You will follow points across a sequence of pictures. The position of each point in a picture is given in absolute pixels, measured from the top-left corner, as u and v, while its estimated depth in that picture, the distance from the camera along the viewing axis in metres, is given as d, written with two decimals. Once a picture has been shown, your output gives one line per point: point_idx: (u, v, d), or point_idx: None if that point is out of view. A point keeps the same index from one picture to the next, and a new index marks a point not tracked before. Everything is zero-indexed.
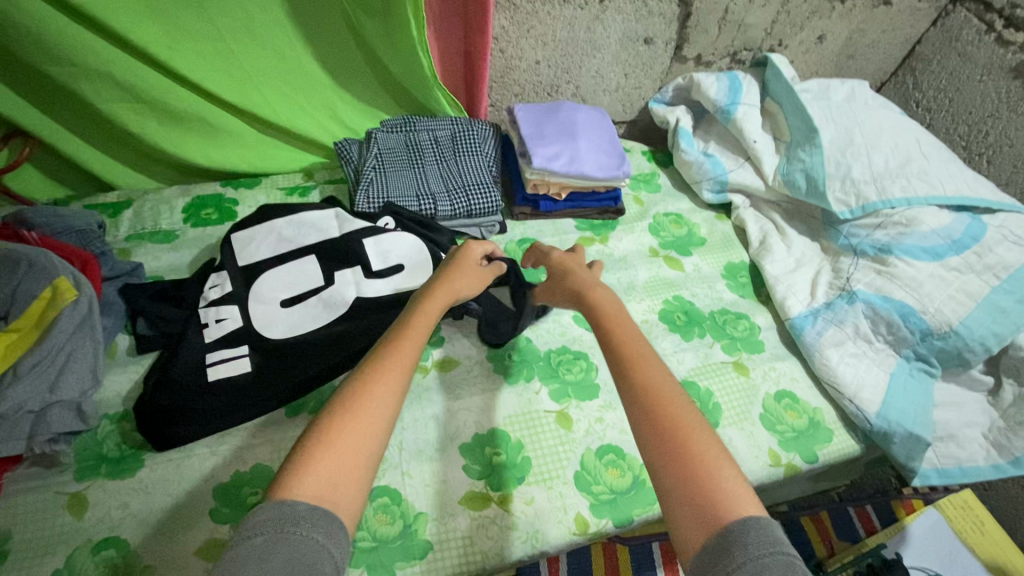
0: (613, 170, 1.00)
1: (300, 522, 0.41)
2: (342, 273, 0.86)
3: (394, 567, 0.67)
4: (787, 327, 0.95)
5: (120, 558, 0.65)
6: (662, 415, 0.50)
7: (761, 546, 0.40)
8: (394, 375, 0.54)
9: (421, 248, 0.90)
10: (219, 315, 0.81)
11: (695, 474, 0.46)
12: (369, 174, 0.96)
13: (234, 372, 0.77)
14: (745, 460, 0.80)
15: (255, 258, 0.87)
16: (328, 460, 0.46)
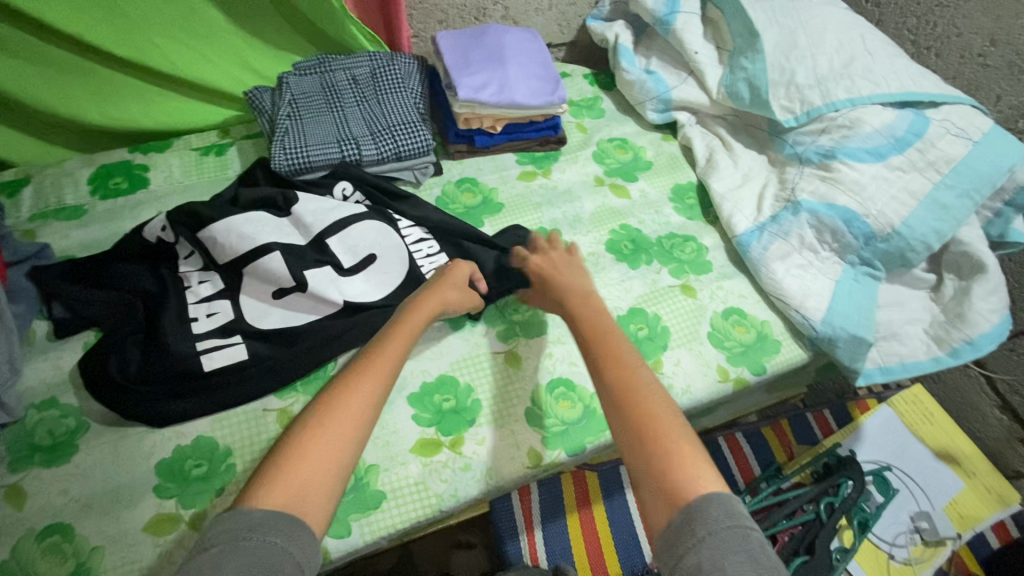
0: (548, 95, 0.93)
1: (256, 531, 0.46)
2: (315, 275, 0.79)
3: (348, 519, 0.67)
4: (734, 245, 0.94)
5: (66, 542, 0.64)
6: (633, 392, 0.57)
7: (722, 519, 0.48)
8: (368, 393, 0.57)
9: (389, 234, 0.86)
10: (210, 309, 0.77)
11: (664, 447, 0.53)
12: (284, 124, 0.89)
13: (227, 362, 0.74)
14: (695, 379, 0.81)
15: (228, 255, 0.79)
16: (302, 473, 0.50)
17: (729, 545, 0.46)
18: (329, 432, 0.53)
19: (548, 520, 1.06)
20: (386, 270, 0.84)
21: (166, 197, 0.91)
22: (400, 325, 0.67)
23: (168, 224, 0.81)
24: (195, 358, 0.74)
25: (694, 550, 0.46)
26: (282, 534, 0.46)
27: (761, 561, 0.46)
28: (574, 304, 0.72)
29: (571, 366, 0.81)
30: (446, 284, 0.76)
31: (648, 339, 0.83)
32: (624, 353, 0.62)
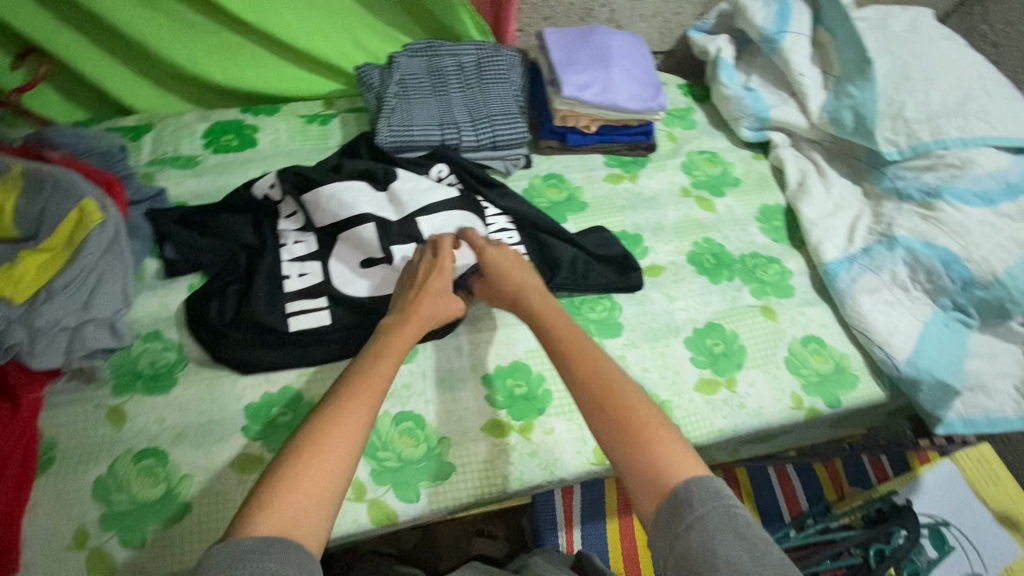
0: (648, 101, 0.94)
1: (248, 559, 0.43)
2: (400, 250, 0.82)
3: (418, 485, 0.70)
4: (820, 272, 0.92)
5: (159, 466, 0.69)
6: (603, 401, 0.56)
7: (706, 502, 0.47)
8: (358, 412, 0.54)
9: (474, 221, 0.87)
10: (302, 269, 0.82)
11: (640, 444, 0.53)
12: (390, 103, 0.92)
13: (311, 322, 0.78)
14: (767, 402, 0.80)
15: (326, 220, 0.83)
16: (292, 496, 0.48)
17: (717, 523, 0.46)
18: (320, 453, 0.50)
19: (588, 521, 1.06)
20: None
21: (272, 158, 0.96)
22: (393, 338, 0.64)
23: (278, 182, 0.86)
24: (282, 317, 0.78)
25: (686, 536, 0.46)
26: (278, 556, 0.44)
27: (749, 535, 0.46)
28: (528, 306, 0.71)
29: (644, 372, 0.81)
30: (433, 290, 0.72)
31: (724, 356, 0.83)
32: (585, 358, 0.61)
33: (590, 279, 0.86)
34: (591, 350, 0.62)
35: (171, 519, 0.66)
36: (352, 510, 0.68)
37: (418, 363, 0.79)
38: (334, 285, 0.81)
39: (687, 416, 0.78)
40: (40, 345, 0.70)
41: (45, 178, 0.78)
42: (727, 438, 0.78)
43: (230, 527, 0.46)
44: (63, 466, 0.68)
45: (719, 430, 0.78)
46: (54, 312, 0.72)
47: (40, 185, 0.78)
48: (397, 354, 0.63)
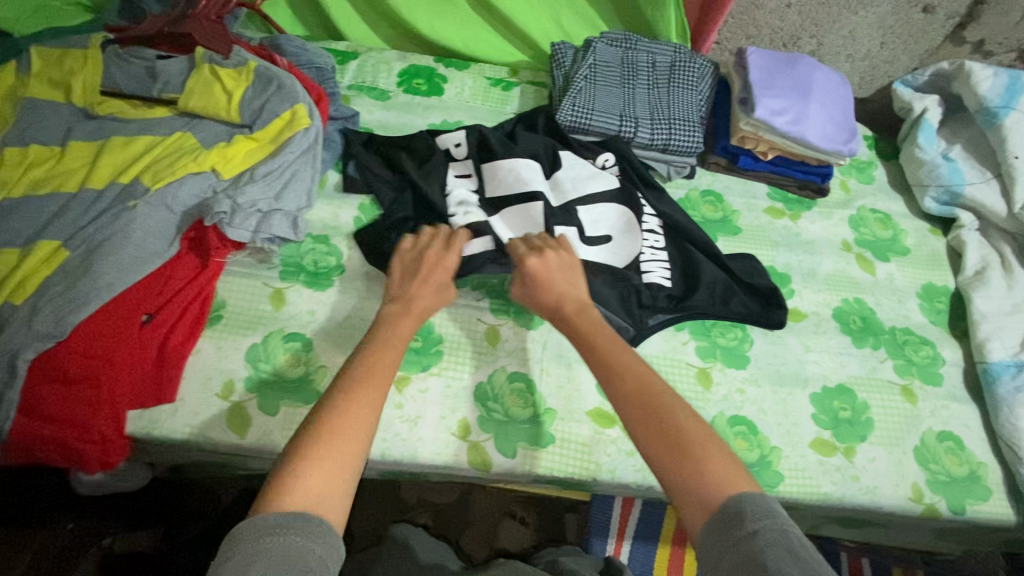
0: (839, 144, 0.90)
1: (275, 534, 0.44)
2: (562, 229, 0.84)
3: (517, 445, 0.73)
4: (977, 370, 0.84)
5: (302, 350, 0.76)
6: (653, 416, 0.55)
7: (760, 518, 0.46)
8: (371, 402, 0.55)
9: (632, 224, 0.87)
10: (466, 210, 0.85)
11: (689, 467, 0.51)
12: (579, 83, 0.94)
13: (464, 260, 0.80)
14: (883, 484, 0.75)
15: (498, 190, 0.88)
16: (315, 474, 0.48)
17: (772, 543, 0.44)
18: (337, 437, 0.51)
19: (639, 539, 1.05)
20: (619, 250, 0.85)
21: (454, 109, 1.02)
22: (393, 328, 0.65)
23: (463, 142, 0.92)
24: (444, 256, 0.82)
25: (735, 550, 0.44)
26: (307, 531, 0.45)
27: (804, 558, 0.43)
28: (573, 317, 0.68)
29: (760, 412, 0.78)
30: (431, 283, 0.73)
31: (848, 423, 0.79)
32: (634, 376, 0.59)
33: (728, 306, 0.83)
34: (638, 364, 0.60)
35: (302, 401, 0.73)
36: (455, 446, 0.72)
37: (542, 334, 0.81)
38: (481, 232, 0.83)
39: (794, 469, 0.75)
40: (236, 220, 0.78)
41: (272, 77, 0.88)
42: (830, 506, 0.74)
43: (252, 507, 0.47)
44: (227, 326, 0.78)
45: (824, 495, 0.74)
46: (253, 195, 0.81)
47: (266, 84, 0.88)
48: (398, 341, 0.64)
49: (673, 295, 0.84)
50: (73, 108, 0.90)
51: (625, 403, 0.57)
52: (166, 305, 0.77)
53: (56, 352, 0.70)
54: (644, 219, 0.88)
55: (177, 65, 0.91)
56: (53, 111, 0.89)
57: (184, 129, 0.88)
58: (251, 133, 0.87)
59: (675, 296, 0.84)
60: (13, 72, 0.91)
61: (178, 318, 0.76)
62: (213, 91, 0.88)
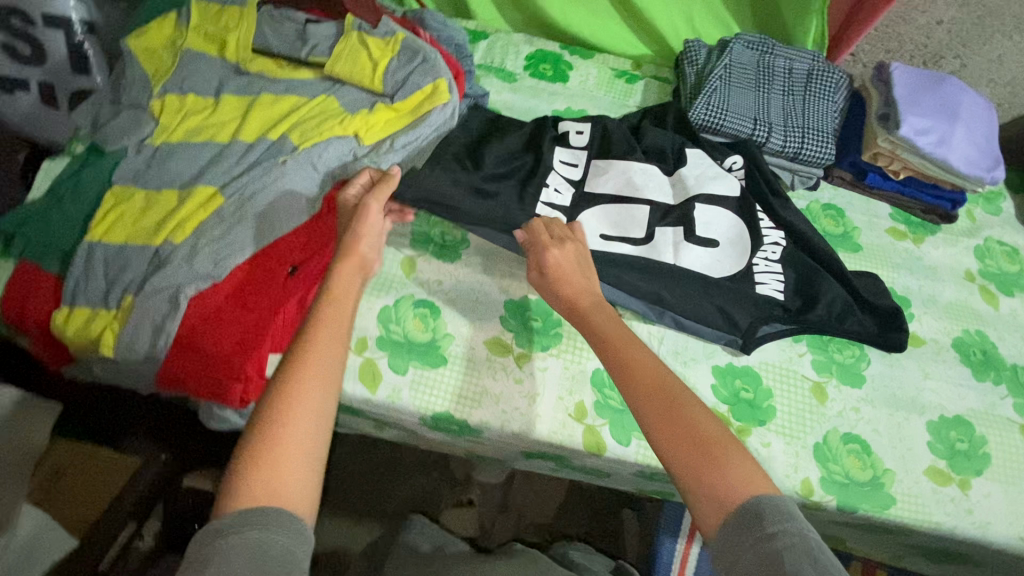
0: (981, 170, 0.87)
1: (230, 532, 0.43)
2: (664, 232, 0.83)
3: (631, 433, 0.75)
4: None
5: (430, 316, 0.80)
6: (671, 421, 0.53)
7: (778, 519, 0.46)
8: (316, 380, 0.51)
9: (743, 233, 0.84)
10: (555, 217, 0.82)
11: (710, 467, 0.50)
12: (714, 83, 0.93)
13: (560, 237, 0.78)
14: (998, 522, 0.74)
15: (606, 187, 0.85)
16: (263, 472, 0.46)
17: (792, 545, 0.45)
18: (281, 430, 0.48)
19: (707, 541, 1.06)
20: (723, 259, 0.82)
21: (578, 98, 1.02)
22: (338, 287, 0.60)
23: (585, 131, 0.90)
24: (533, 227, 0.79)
25: (755, 548, 0.45)
26: (262, 523, 0.44)
27: (817, 560, 0.44)
28: (588, 314, 0.66)
29: (875, 433, 0.77)
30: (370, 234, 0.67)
31: (965, 456, 0.77)
32: (650, 372, 0.57)
33: (842, 324, 0.82)
34: (651, 360, 0.59)
35: (429, 364, 0.76)
36: (571, 426, 0.74)
37: (658, 329, 0.82)
38: None
39: (906, 493, 0.74)
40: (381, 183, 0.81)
41: (418, 49, 0.90)
42: (940, 536, 0.74)
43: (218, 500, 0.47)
44: None
45: (936, 524, 0.73)
46: None
47: (411, 56, 0.91)
48: (342, 304, 0.58)
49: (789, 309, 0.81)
50: (226, 63, 0.94)
51: (640, 402, 0.55)
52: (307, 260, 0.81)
53: (210, 294, 0.74)
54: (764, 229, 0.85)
55: (327, 30, 0.95)
56: (207, 64, 0.93)
57: (327, 92, 0.91)
58: (392, 103, 0.89)
59: (791, 309, 0.81)
60: (173, 24, 0.96)
61: None
62: (360, 58, 0.91)
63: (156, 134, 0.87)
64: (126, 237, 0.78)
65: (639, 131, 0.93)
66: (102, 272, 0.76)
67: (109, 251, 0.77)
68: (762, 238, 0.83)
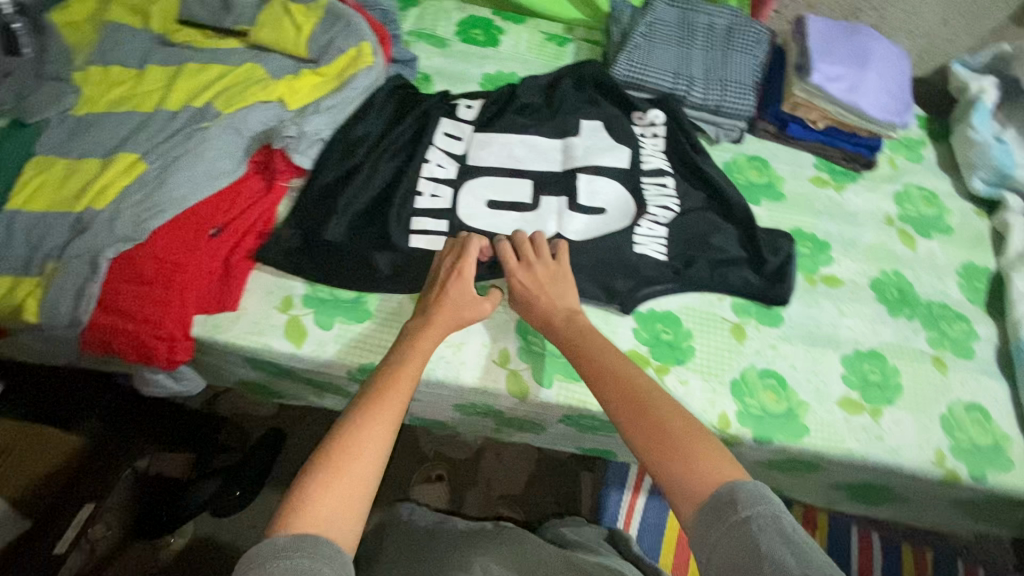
0: (892, 115, 0.91)
1: (283, 554, 0.45)
2: (549, 201, 0.88)
3: (553, 376, 0.77)
4: (1011, 347, 0.85)
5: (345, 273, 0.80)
6: (644, 421, 0.55)
7: (751, 503, 0.46)
8: (383, 417, 0.56)
9: (628, 200, 0.87)
10: (435, 191, 0.86)
11: (676, 458, 0.52)
12: (636, 40, 0.96)
13: (430, 248, 0.82)
14: (908, 446, 0.78)
15: (486, 161, 0.90)
16: (322, 498, 0.49)
17: (765, 529, 0.45)
18: (349, 459, 0.52)
19: (654, 492, 1.10)
20: (607, 223, 0.86)
21: (509, 61, 1.04)
22: (412, 342, 0.66)
23: (475, 105, 0.94)
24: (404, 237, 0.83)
25: (729, 539, 0.45)
26: (312, 549, 0.45)
27: (794, 541, 0.44)
28: (562, 330, 0.70)
29: (791, 368, 0.80)
30: (454, 296, 0.72)
31: (877, 386, 0.81)
32: (623, 379, 0.60)
33: (732, 281, 0.84)
34: (627, 367, 0.62)
35: (354, 320, 0.78)
36: (495, 372, 0.77)
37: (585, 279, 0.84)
38: (460, 214, 0.86)
39: (819, 423, 0.77)
40: (301, 145, 0.84)
41: (341, 15, 0.92)
42: (853, 462, 0.77)
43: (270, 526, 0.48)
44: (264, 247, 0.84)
45: (848, 450, 0.76)
46: (316, 124, 0.86)
47: (334, 20, 0.92)
48: (418, 358, 0.64)
49: (678, 265, 0.84)
50: (151, 34, 0.94)
51: (618, 405, 0.58)
52: (231, 222, 0.82)
53: (133, 257, 0.75)
54: (650, 196, 0.88)
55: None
56: (130, 35, 0.93)
57: (253, 60, 0.92)
58: (317, 67, 0.90)
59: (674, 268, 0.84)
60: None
61: (243, 237, 0.82)
62: (283, 25, 0.91)
63: (79, 106, 0.87)
64: (48, 206, 0.78)
65: (531, 110, 0.95)
66: (22, 240, 0.76)
67: (30, 220, 0.77)
68: (647, 204, 0.87)
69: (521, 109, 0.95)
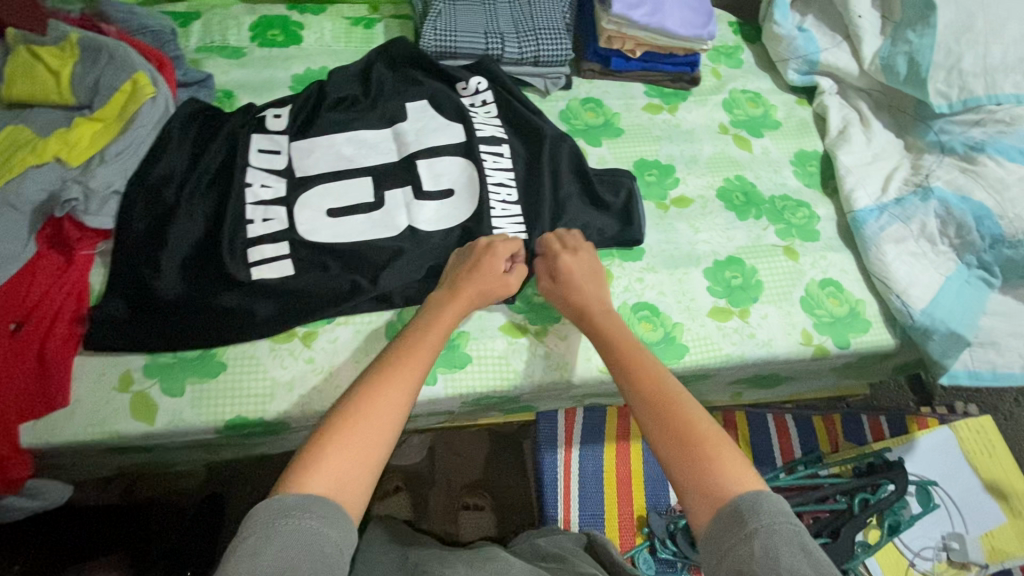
0: (698, 29, 0.94)
1: (292, 514, 0.49)
2: (393, 194, 0.83)
3: (436, 371, 0.76)
4: (847, 219, 0.92)
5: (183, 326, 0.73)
6: (666, 410, 0.61)
7: (773, 515, 0.51)
8: (397, 389, 0.59)
9: (472, 174, 0.85)
10: (267, 215, 0.79)
11: (699, 462, 0.56)
12: (438, 7, 0.93)
13: (275, 275, 0.76)
14: (777, 336, 0.83)
15: (314, 169, 0.83)
16: (331, 458, 0.53)
17: (782, 537, 0.50)
18: (361, 423, 0.56)
19: (587, 442, 1.11)
20: (456, 206, 0.84)
21: (316, 56, 0.97)
22: (436, 321, 0.69)
23: (283, 113, 0.86)
24: (245, 270, 0.76)
25: (746, 542, 0.50)
26: (324, 512, 0.50)
27: (813, 554, 0.49)
28: (596, 317, 0.73)
29: (660, 295, 0.83)
30: (482, 273, 0.74)
31: (740, 289, 0.85)
32: (647, 368, 0.66)
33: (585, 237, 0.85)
34: (654, 362, 0.67)
35: (205, 378, 0.71)
36: None
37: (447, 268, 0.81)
38: (300, 232, 0.79)
39: (696, 338, 0.81)
40: (92, 205, 0.74)
41: (101, 47, 0.81)
42: (734, 365, 0.81)
43: (279, 481, 0.53)
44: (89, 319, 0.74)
45: (726, 355, 0.80)
46: (105, 176, 0.76)
47: (95, 56, 0.81)
48: (436, 336, 0.67)
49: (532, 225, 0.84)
50: None
51: (645, 400, 0.63)
52: (35, 310, 0.71)
53: None
54: (491, 165, 0.86)
55: None
56: None
57: (13, 121, 0.79)
58: (91, 113, 0.79)
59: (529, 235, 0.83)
60: None
61: (54, 323, 0.72)
62: (37, 74, 0.80)
63: None
64: None
65: (348, 102, 0.89)
66: None
67: None
68: (491, 173, 0.85)
69: (337, 103, 0.88)
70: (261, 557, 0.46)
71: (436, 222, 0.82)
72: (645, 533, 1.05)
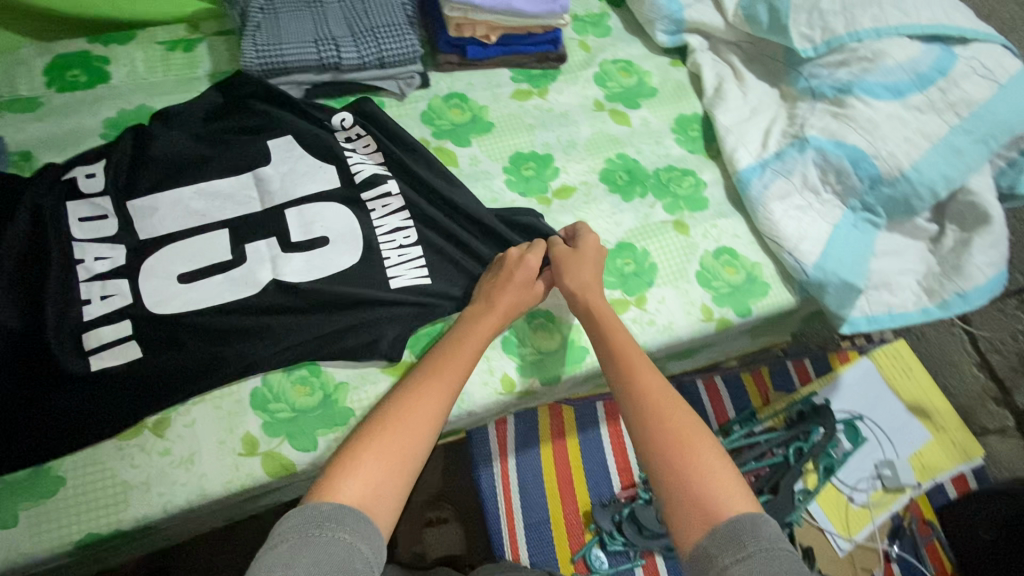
0: (550, 3, 0.87)
1: (325, 526, 0.49)
2: (257, 249, 0.74)
3: (315, 434, 0.68)
4: (733, 181, 0.89)
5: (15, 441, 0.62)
6: (671, 423, 0.58)
7: (767, 540, 0.49)
8: (432, 408, 0.60)
9: (350, 219, 0.76)
10: (104, 291, 0.69)
11: (698, 476, 0.54)
12: (256, 19, 0.83)
13: (117, 361, 0.66)
14: (676, 317, 0.80)
15: (143, 229, 0.73)
16: (365, 471, 0.54)
17: (775, 562, 0.47)
18: (394, 434, 0.57)
19: (521, 449, 1.06)
20: (332, 254, 0.74)
21: (132, 95, 0.84)
22: (468, 332, 0.69)
23: (97, 171, 0.75)
24: (82, 361, 0.65)
25: (740, 563, 0.48)
26: (354, 522, 0.50)
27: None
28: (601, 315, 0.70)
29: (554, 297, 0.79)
30: (514, 281, 0.72)
31: (634, 275, 0.81)
32: (649, 370, 0.64)
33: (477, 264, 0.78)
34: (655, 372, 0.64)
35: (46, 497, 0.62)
36: (246, 465, 0.66)
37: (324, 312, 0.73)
38: (149, 304, 0.69)
39: None
40: None
41: None
42: None
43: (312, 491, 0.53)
44: None
45: None
46: None
47: None
48: (473, 349, 0.67)
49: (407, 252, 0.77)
50: None
51: (644, 409, 0.60)
52: None
53: None
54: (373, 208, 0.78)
55: None
56: None
57: None
58: None
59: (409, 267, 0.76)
60: None
61: None
62: None
63: None
64: None
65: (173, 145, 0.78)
66: None
67: None
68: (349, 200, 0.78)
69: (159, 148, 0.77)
70: (290, 567, 0.45)
71: (296, 264, 0.73)
72: (592, 530, 1.00)
